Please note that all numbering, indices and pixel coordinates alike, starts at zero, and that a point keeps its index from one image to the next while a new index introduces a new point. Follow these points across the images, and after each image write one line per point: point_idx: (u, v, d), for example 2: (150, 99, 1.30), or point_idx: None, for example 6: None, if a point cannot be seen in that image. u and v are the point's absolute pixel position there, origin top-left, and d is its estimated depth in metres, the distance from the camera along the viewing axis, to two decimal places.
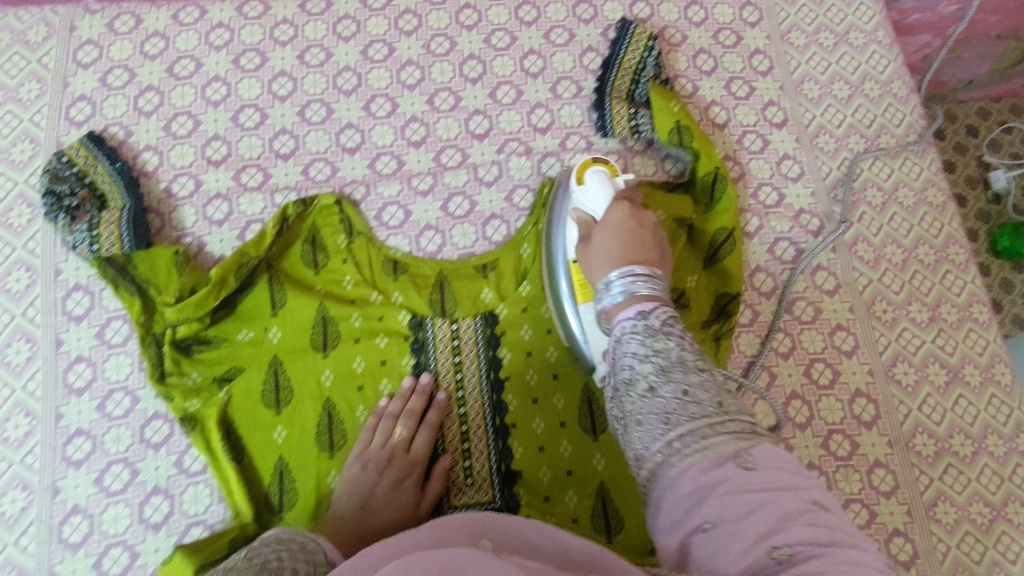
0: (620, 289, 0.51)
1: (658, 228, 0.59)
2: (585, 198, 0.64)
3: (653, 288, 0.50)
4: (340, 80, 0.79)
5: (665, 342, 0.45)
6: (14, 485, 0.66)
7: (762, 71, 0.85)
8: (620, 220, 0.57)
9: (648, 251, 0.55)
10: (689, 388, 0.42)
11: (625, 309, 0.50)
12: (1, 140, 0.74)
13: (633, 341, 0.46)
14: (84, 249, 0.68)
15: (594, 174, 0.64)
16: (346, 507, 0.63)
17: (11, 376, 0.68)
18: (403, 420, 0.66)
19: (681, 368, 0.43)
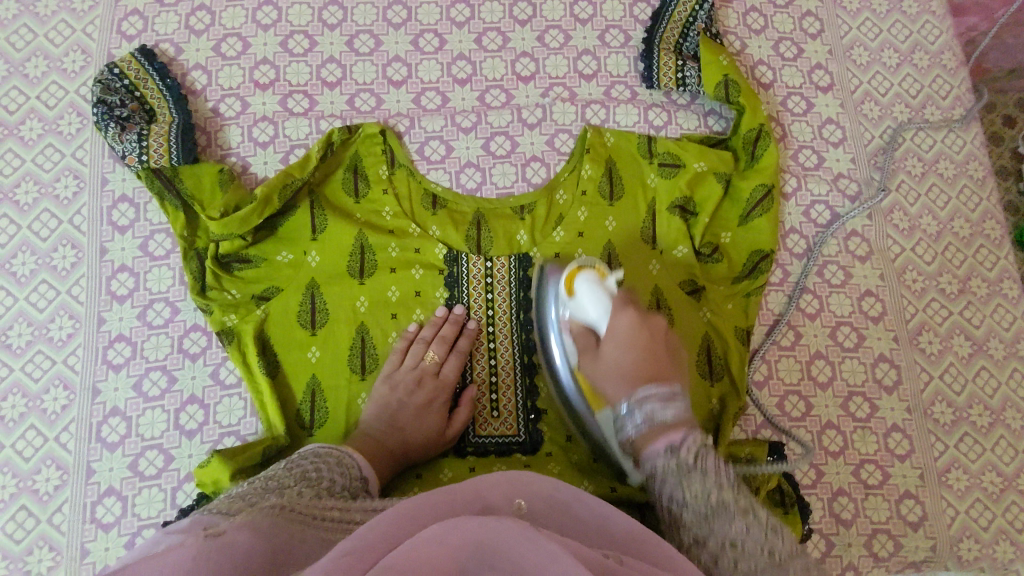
0: (642, 416, 0.55)
1: (666, 333, 0.62)
2: (584, 308, 0.63)
3: (679, 408, 0.55)
4: (390, 13, 0.79)
5: (699, 482, 0.50)
6: (56, 383, 0.67)
7: (812, 33, 0.84)
8: (634, 346, 0.59)
9: (664, 373, 0.58)
10: (734, 538, 0.47)
11: (654, 438, 0.53)
12: (53, 48, 0.75)
13: (671, 480, 0.51)
14: (133, 159, 0.69)
15: (585, 284, 0.63)
16: (377, 433, 0.64)
17: (56, 280, 0.69)
18: (435, 345, 0.68)
19: (726, 519, 0.48)
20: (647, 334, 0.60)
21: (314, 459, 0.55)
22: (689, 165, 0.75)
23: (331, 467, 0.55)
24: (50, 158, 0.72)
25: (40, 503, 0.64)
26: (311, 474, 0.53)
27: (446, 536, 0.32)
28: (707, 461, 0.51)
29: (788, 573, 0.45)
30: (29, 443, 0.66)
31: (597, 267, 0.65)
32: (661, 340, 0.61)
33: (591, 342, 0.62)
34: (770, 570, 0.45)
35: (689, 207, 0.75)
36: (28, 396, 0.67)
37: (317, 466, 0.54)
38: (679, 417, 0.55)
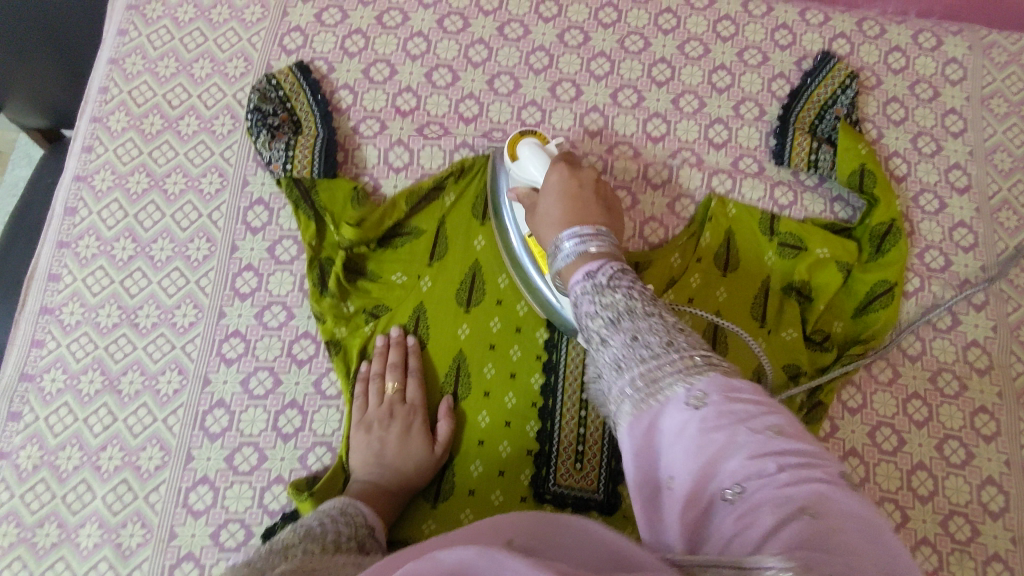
0: (571, 249, 0.51)
1: (598, 183, 0.61)
2: (522, 172, 0.66)
3: (603, 246, 0.50)
4: (533, 58, 0.82)
5: (613, 293, 0.45)
6: (172, 367, 0.70)
7: (954, 131, 0.82)
8: (562, 193, 0.59)
9: (592, 216, 0.57)
10: (639, 335, 0.42)
11: (583, 266, 0.50)
12: (219, 53, 0.80)
13: (586, 299, 0.46)
14: (278, 166, 0.73)
15: (526, 146, 0.66)
16: (371, 481, 0.64)
17: (188, 268, 0.73)
18: (389, 374, 0.68)
19: (630, 322, 0.43)
20: (576, 184, 0.60)
21: (324, 513, 0.54)
22: (811, 249, 0.74)
23: (335, 514, 0.54)
24: (200, 154, 0.76)
25: (140, 480, 0.66)
26: (317, 528, 0.51)
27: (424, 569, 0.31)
28: (621, 282, 0.46)
29: (683, 359, 0.40)
30: (139, 421, 0.68)
31: (537, 137, 0.69)
32: (591, 186, 0.60)
33: (531, 200, 0.64)
34: (667, 357, 0.40)
35: (805, 291, 0.74)
36: (145, 374, 0.69)
37: (332, 519, 0.53)
38: (604, 251, 0.50)
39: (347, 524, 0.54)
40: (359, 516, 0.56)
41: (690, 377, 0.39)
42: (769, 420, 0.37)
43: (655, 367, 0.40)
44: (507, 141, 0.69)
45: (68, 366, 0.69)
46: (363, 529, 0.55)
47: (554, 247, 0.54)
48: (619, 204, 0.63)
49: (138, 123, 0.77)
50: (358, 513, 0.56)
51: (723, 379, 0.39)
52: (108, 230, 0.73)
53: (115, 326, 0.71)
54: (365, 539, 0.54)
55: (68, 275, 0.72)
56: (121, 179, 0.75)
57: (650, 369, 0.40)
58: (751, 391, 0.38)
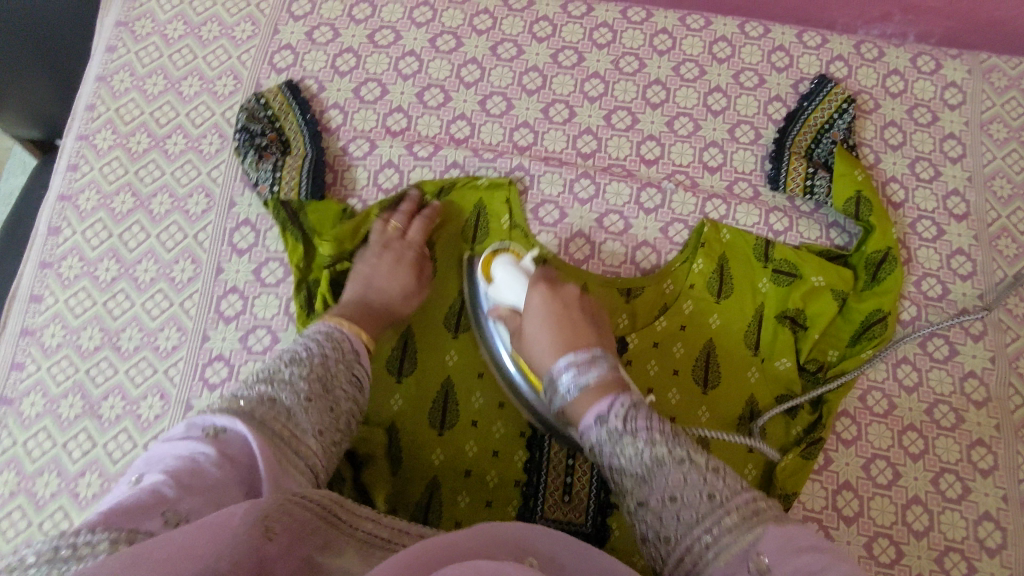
0: (568, 382, 0.57)
1: (579, 301, 0.65)
2: (501, 293, 0.67)
3: (601, 372, 0.57)
4: (526, 79, 0.81)
5: (630, 446, 0.51)
6: (153, 391, 0.69)
7: (952, 157, 0.81)
8: (545, 319, 0.62)
9: (580, 334, 0.61)
10: (675, 494, 0.48)
11: (591, 401, 0.55)
12: (208, 71, 0.79)
13: (605, 448, 0.53)
14: (265, 187, 0.72)
15: (501, 267, 0.67)
16: (360, 299, 0.67)
17: (173, 290, 0.72)
18: (398, 216, 0.72)
19: (662, 475, 0.49)
20: (560, 303, 0.63)
21: (310, 340, 0.58)
22: (806, 277, 0.73)
23: (320, 342, 0.58)
24: (187, 173, 0.75)
25: None
26: (302, 355, 0.56)
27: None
28: (636, 423, 0.52)
29: (730, 516, 0.46)
30: (119, 446, 0.67)
31: (511, 251, 0.69)
32: (575, 308, 0.63)
33: (517, 322, 0.65)
34: (712, 516, 0.46)
35: (799, 320, 0.72)
36: (127, 399, 0.68)
37: (317, 350, 0.57)
38: (604, 377, 0.56)
39: (319, 367, 0.55)
40: (334, 368, 0.56)
41: (745, 534, 0.44)
42: (821, 557, 0.42)
43: (705, 524, 0.46)
44: (482, 258, 0.69)
45: (48, 389, 0.68)
46: (336, 382, 0.56)
47: (551, 381, 0.59)
48: (597, 308, 0.67)
49: (124, 141, 0.76)
50: (343, 340, 0.59)
51: (779, 529, 0.44)
52: (92, 250, 0.72)
53: (97, 349, 0.70)
54: (335, 402, 0.54)
55: (50, 296, 0.71)
56: (106, 199, 0.74)
57: (696, 528, 0.46)
58: (803, 538, 0.44)
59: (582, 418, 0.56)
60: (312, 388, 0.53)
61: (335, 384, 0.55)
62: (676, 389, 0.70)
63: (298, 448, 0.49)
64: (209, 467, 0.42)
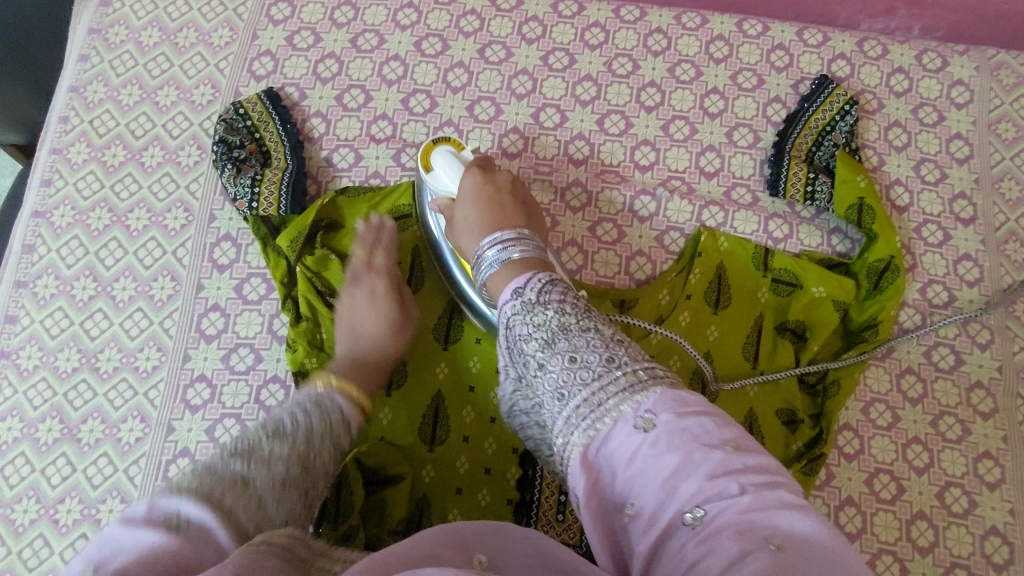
0: (493, 261, 0.57)
1: (512, 187, 0.64)
2: (442, 183, 0.66)
3: (526, 251, 0.56)
4: (515, 82, 0.78)
5: (543, 315, 0.49)
6: (134, 414, 0.67)
7: (959, 158, 0.78)
8: (476, 200, 0.62)
9: (508, 219, 0.61)
10: (577, 354, 0.46)
11: (506, 277, 0.55)
12: (185, 79, 0.76)
13: (518, 319, 0.50)
14: (243, 204, 0.69)
15: (439, 154, 0.66)
16: (349, 352, 0.62)
17: (152, 309, 0.69)
18: (365, 245, 0.67)
19: (569, 340, 0.47)
20: (491, 187, 0.63)
21: (295, 408, 0.49)
22: (807, 287, 0.70)
23: (306, 410, 0.49)
24: (165, 187, 0.73)
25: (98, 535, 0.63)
26: (281, 412, 0.49)
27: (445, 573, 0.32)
28: (550, 295, 0.50)
29: (625, 377, 0.44)
30: (99, 471, 0.65)
31: (451, 142, 0.68)
32: (508, 191, 0.63)
33: (451, 211, 0.64)
34: (608, 376, 0.45)
35: (798, 332, 0.70)
36: (107, 423, 0.66)
37: (303, 398, 0.51)
38: (526, 257, 0.55)
39: (302, 437, 0.46)
40: (316, 442, 0.47)
41: (656, 423, 0.42)
42: (772, 495, 0.38)
43: (601, 386, 0.44)
44: (421, 150, 0.69)
45: (25, 414, 0.66)
46: (316, 459, 0.46)
47: (478, 257, 0.59)
48: (530, 197, 0.68)
49: (99, 154, 0.73)
50: (332, 409, 0.51)
51: (709, 446, 0.40)
52: (67, 268, 0.70)
53: (74, 371, 0.68)
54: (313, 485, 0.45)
55: (26, 317, 0.69)
56: (82, 214, 0.72)
57: (600, 390, 0.44)
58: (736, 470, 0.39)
59: (499, 293, 0.55)
60: (293, 460, 0.44)
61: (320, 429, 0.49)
62: None
63: (267, 505, 0.41)
64: (152, 532, 0.36)
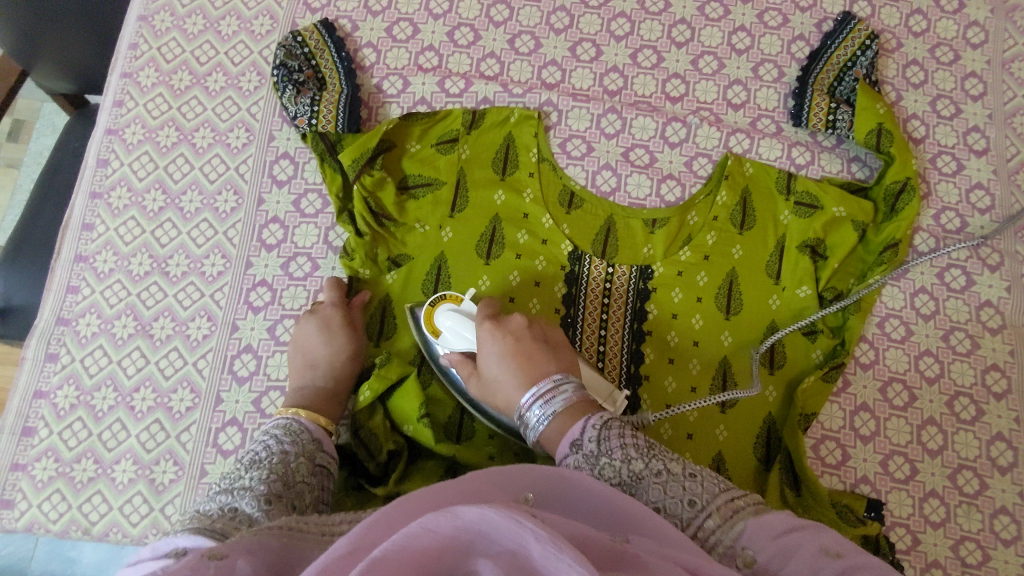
0: (537, 416, 0.55)
1: (532, 327, 0.62)
2: (452, 341, 0.64)
3: (568, 396, 0.55)
4: (554, 18, 0.83)
5: (608, 467, 0.48)
6: (201, 314, 0.72)
7: (973, 95, 0.82)
8: (502, 356, 0.59)
9: (539, 361, 0.59)
10: (659, 503, 0.46)
11: (562, 430, 0.53)
12: (246, 11, 0.82)
13: (585, 474, 0.50)
14: (304, 121, 0.74)
15: (442, 315, 0.64)
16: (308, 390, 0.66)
17: (217, 219, 0.75)
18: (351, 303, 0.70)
19: (644, 488, 0.47)
20: (511, 339, 0.60)
21: (269, 439, 0.57)
22: (827, 208, 0.74)
23: (279, 438, 0.57)
24: (228, 109, 0.78)
25: (172, 420, 0.69)
26: (259, 456, 0.55)
27: (443, 525, 0.32)
28: (609, 443, 0.50)
29: (711, 518, 0.44)
30: (171, 363, 0.71)
31: (449, 297, 0.66)
32: (527, 335, 0.61)
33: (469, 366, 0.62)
34: (696, 522, 0.44)
35: (819, 250, 0.74)
36: (176, 320, 0.72)
37: (277, 447, 0.56)
38: (572, 402, 0.55)
39: (279, 461, 0.54)
40: (294, 463, 0.55)
41: (727, 530, 0.43)
42: None
43: (690, 530, 0.44)
44: (420, 315, 0.66)
45: (102, 311, 0.72)
46: (298, 477, 0.54)
47: (517, 416, 0.57)
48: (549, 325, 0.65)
49: (167, 79, 0.79)
50: (302, 430, 0.59)
51: (755, 519, 0.43)
52: (139, 181, 0.76)
53: (147, 274, 0.73)
54: (297, 497, 0.52)
55: (101, 225, 0.75)
56: (151, 132, 0.77)
57: (685, 531, 0.44)
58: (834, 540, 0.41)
59: (556, 449, 0.53)
60: (275, 480, 0.52)
61: (295, 475, 0.54)
62: (700, 315, 0.73)
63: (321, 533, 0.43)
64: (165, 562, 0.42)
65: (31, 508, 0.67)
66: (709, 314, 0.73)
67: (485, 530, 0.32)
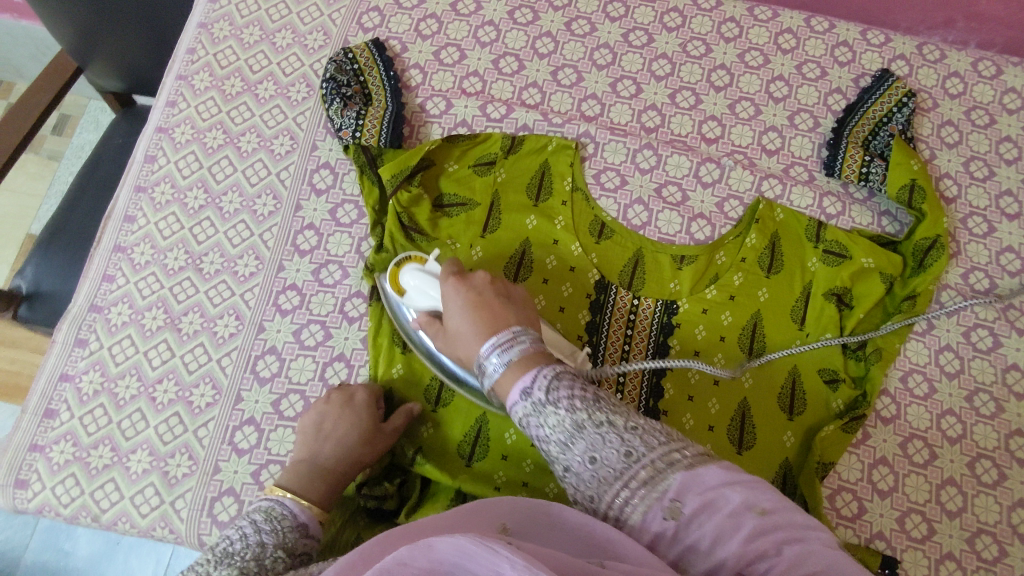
0: (496, 367, 0.51)
1: (494, 280, 0.58)
2: (416, 300, 0.64)
3: (525, 346, 0.51)
4: (597, 54, 0.86)
5: (552, 415, 0.46)
6: (229, 312, 0.73)
7: (1007, 159, 0.83)
8: (465, 307, 0.56)
9: (502, 313, 0.55)
10: (595, 453, 0.45)
11: (516, 379, 0.50)
12: (301, 26, 0.85)
13: (531, 421, 0.48)
14: (348, 133, 0.76)
15: (407, 275, 0.64)
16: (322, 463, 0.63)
17: (255, 222, 0.77)
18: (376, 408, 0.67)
19: (584, 438, 0.45)
20: (473, 291, 0.57)
21: (246, 526, 0.53)
22: (855, 258, 0.75)
23: (260, 526, 0.54)
24: (275, 117, 0.81)
25: (191, 414, 0.70)
26: (232, 546, 0.51)
27: (419, 559, 0.33)
28: (559, 392, 0.47)
29: (643, 471, 0.43)
30: (195, 359, 0.72)
31: (415, 259, 0.66)
32: (490, 286, 0.57)
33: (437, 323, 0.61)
34: (629, 474, 0.44)
35: (845, 299, 0.74)
36: (205, 316, 0.73)
37: (255, 537, 0.52)
38: (527, 353, 0.51)
39: (253, 557, 0.50)
40: (269, 559, 0.51)
41: (656, 485, 0.43)
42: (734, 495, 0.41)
43: (623, 481, 0.43)
44: (387, 274, 0.67)
45: (134, 301, 0.74)
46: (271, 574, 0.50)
47: (477, 364, 0.53)
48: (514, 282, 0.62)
49: (220, 83, 0.82)
50: (284, 516, 0.56)
51: (687, 473, 0.42)
52: (183, 179, 0.78)
53: (181, 270, 0.75)
54: None
55: (143, 218, 0.77)
56: (199, 133, 0.80)
57: (616, 483, 0.44)
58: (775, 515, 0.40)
59: (509, 398, 0.50)
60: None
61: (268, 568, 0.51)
62: (723, 354, 0.73)
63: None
64: None
65: (44, 490, 0.68)
66: (731, 353, 0.73)
67: (461, 560, 0.32)
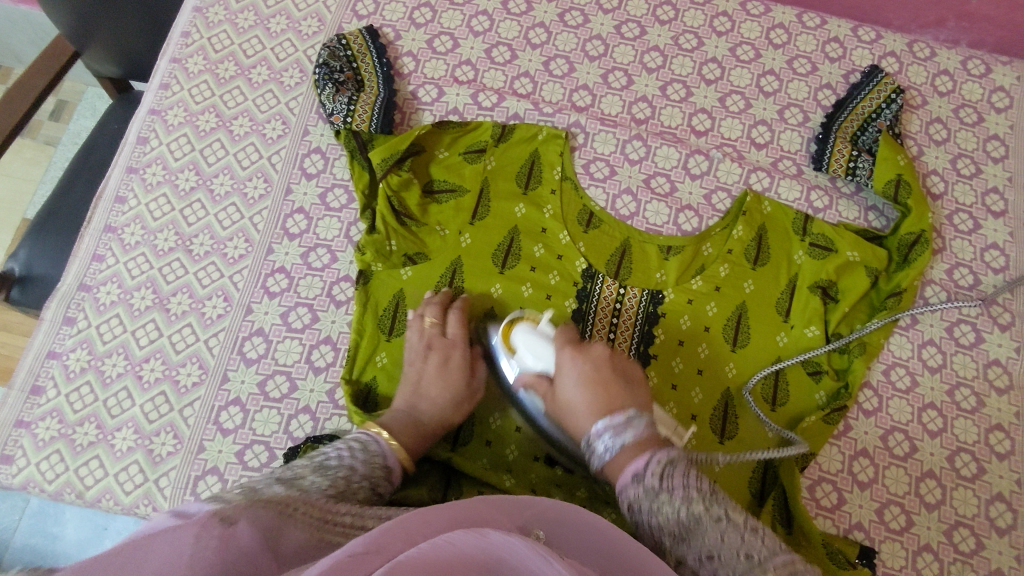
0: (603, 448, 0.56)
1: (609, 356, 0.62)
2: (526, 361, 0.64)
3: (638, 430, 0.56)
4: (589, 45, 0.86)
5: (667, 504, 0.50)
6: (218, 294, 0.74)
7: (994, 157, 0.83)
8: (582, 383, 0.60)
9: (615, 394, 0.59)
10: (713, 551, 0.48)
11: (631, 459, 0.54)
12: (296, 12, 0.85)
13: (643, 506, 0.52)
14: (339, 118, 0.77)
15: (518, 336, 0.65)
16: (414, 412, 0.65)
17: (245, 204, 0.77)
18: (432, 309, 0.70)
19: (701, 533, 0.49)
20: (591, 365, 0.61)
21: (342, 449, 0.56)
22: (841, 251, 0.75)
23: (354, 454, 0.56)
24: (267, 101, 0.81)
25: (176, 394, 0.70)
26: (329, 462, 0.54)
27: (470, 544, 0.33)
28: (673, 482, 0.51)
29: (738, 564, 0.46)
30: (183, 339, 0.72)
31: (528, 317, 0.66)
32: (607, 367, 0.61)
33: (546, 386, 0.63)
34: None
35: (830, 292, 0.75)
36: (193, 297, 0.74)
37: (347, 459, 0.55)
38: (641, 436, 0.55)
39: (344, 476, 0.53)
40: (357, 484, 0.53)
41: None
42: None
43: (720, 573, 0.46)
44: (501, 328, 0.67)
45: (123, 281, 0.74)
46: (355, 497, 0.52)
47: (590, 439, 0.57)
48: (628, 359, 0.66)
49: (213, 67, 0.82)
50: (377, 454, 0.58)
51: None
52: (175, 161, 0.79)
53: (170, 251, 0.75)
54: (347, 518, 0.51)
55: (134, 199, 0.77)
56: (192, 116, 0.80)
57: None
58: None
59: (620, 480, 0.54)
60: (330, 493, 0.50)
61: (354, 493, 0.52)
62: (707, 345, 0.73)
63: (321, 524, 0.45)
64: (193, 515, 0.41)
65: (30, 466, 0.68)
66: (716, 344, 0.73)
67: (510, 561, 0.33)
